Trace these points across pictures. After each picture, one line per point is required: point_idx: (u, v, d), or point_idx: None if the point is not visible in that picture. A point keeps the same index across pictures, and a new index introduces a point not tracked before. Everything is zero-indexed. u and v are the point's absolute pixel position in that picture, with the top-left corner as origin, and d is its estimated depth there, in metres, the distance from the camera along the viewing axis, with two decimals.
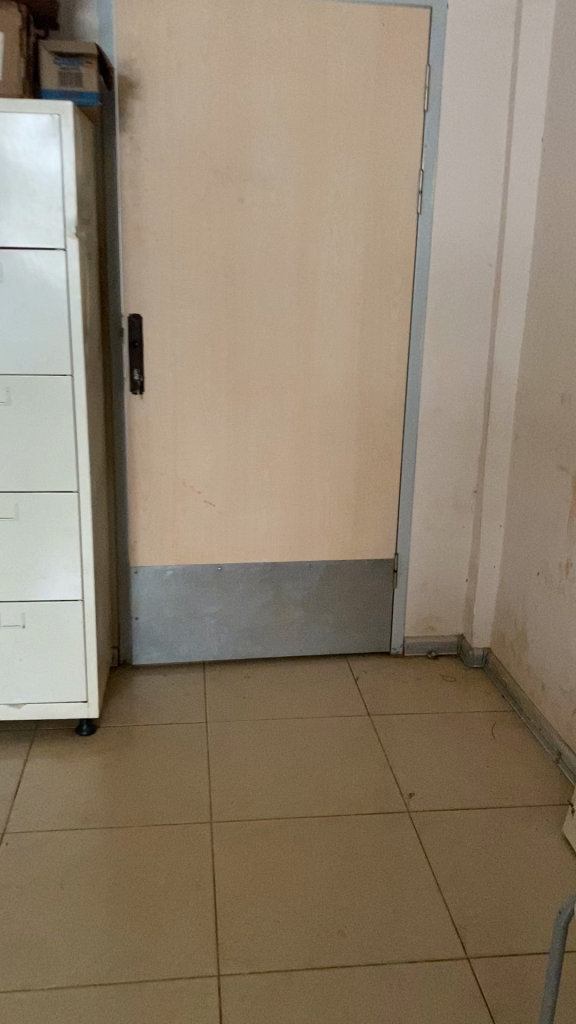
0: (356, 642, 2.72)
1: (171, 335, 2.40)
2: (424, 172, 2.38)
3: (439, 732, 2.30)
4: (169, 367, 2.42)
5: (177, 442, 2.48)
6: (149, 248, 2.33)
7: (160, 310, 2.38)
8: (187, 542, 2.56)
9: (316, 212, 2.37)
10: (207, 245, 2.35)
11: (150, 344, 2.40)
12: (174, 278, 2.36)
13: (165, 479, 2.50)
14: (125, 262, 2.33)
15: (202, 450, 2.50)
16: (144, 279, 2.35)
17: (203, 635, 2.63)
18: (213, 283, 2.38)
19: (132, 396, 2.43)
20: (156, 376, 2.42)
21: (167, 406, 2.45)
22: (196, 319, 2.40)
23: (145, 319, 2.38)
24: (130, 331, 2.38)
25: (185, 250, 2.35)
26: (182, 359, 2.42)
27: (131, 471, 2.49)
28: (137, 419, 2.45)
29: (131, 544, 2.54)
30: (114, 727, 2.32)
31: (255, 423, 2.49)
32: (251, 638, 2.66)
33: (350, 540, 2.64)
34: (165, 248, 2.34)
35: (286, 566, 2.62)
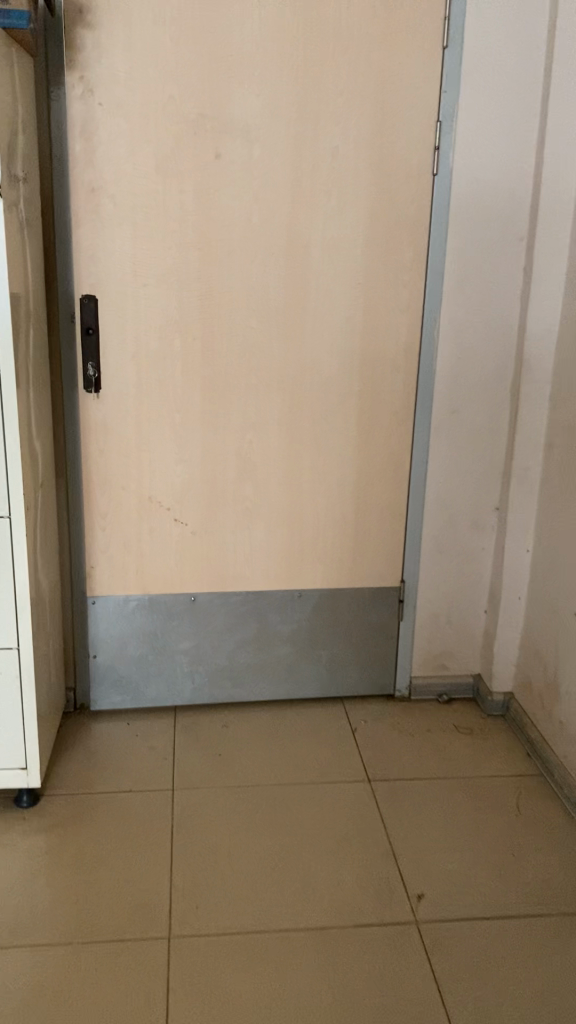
0: (355, 683, 2.32)
1: (134, 322, 1.99)
2: (442, 124, 1.95)
3: (454, 804, 1.91)
4: (131, 360, 2.01)
5: (143, 450, 2.08)
6: (105, 216, 1.92)
7: (120, 291, 1.97)
8: (155, 569, 2.16)
9: (310, 174, 1.95)
10: (178, 212, 1.93)
11: (108, 332, 1.99)
12: (137, 252, 1.95)
13: (128, 493, 2.10)
14: (76, 233, 1.92)
15: (173, 460, 2.09)
16: (100, 254, 1.94)
17: (174, 676, 2.23)
18: (185, 259, 1.97)
19: (86, 395, 2.02)
20: (116, 371, 2.02)
21: (130, 407, 2.04)
22: (165, 303, 1.99)
23: (102, 302, 1.97)
24: (83, 317, 1.97)
25: (151, 219, 1.93)
26: (148, 351, 2.01)
27: (88, 484, 2.08)
28: (94, 422, 2.04)
29: (88, 570, 2.14)
30: (61, 794, 1.92)
31: (236, 427, 2.09)
32: (231, 680, 2.26)
33: (348, 566, 2.24)
34: (126, 217, 1.92)
35: (273, 596, 2.22)
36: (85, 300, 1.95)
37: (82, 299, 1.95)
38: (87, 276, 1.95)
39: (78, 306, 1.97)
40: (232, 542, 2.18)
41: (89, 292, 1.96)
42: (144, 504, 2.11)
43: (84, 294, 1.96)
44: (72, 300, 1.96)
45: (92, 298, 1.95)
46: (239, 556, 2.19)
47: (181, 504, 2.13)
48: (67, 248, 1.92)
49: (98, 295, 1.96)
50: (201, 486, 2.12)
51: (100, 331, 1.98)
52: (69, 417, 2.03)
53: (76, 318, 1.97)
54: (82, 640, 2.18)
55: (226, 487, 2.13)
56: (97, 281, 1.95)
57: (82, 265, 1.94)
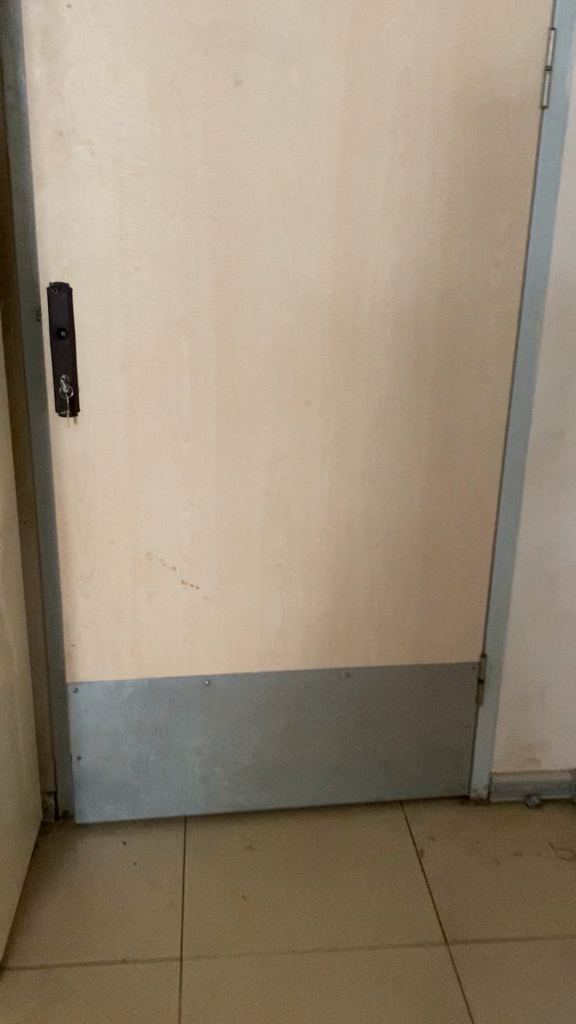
0: (418, 783, 1.79)
1: (124, 321, 1.44)
2: (557, 34, 1.38)
3: (574, 1006, 1.38)
4: (121, 373, 1.47)
5: (139, 492, 1.54)
6: (80, 173, 1.36)
7: (104, 278, 1.41)
8: (157, 646, 1.63)
9: (368, 108, 1.38)
10: (183, 166, 1.37)
11: (87, 333, 1.44)
12: (126, 223, 1.39)
13: (120, 550, 1.56)
14: (39, 197, 1.36)
15: (180, 506, 1.55)
16: (73, 225, 1.38)
17: (183, 780, 1.72)
18: (194, 231, 1.41)
19: (60, 419, 1.48)
20: (100, 388, 1.47)
21: (121, 436, 1.50)
22: (166, 293, 1.43)
23: (78, 293, 1.42)
24: (52, 314, 1.42)
25: (145, 177, 1.37)
26: (144, 359, 1.47)
27: (65, 538, 1.55)
28: (72, 457, 1.50)
29: (68, 649, 1.62)
30: (33, 967, 1.43)
31: (265, 460, 1.55)
32: (256, 782, 1.75)
33: (411, 638, 1.70)
34: (109, 175, 1.36)
35: (312, 679, 1.69)
36: (55, 289, 1.41)
37: (50, 289, 1.41)
38: (56, 257, 1.40)
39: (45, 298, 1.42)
40: (259, 609, 1.64)
41: (60, 278, 1.41)
42: (141, 564, 1.58)
43: (53, 282, 1.41)
44: (36, 292, 1.42)
45: (64, 288, 1.41)
46: (268, 627, 1.65)
47: (192, 563, 1.59)
48: (28, 219, 1.37)
49: (72, 283, 1.41)
50: (217, 538, 1.58)
51: (76, 332, 1.43)
52: (38, 452, 1.49)
53: (43, 314, 1.42)
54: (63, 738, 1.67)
55: (252, 538, 1.59)
56: (70, 264, 1.40)
57: (49, 242, 1.39)
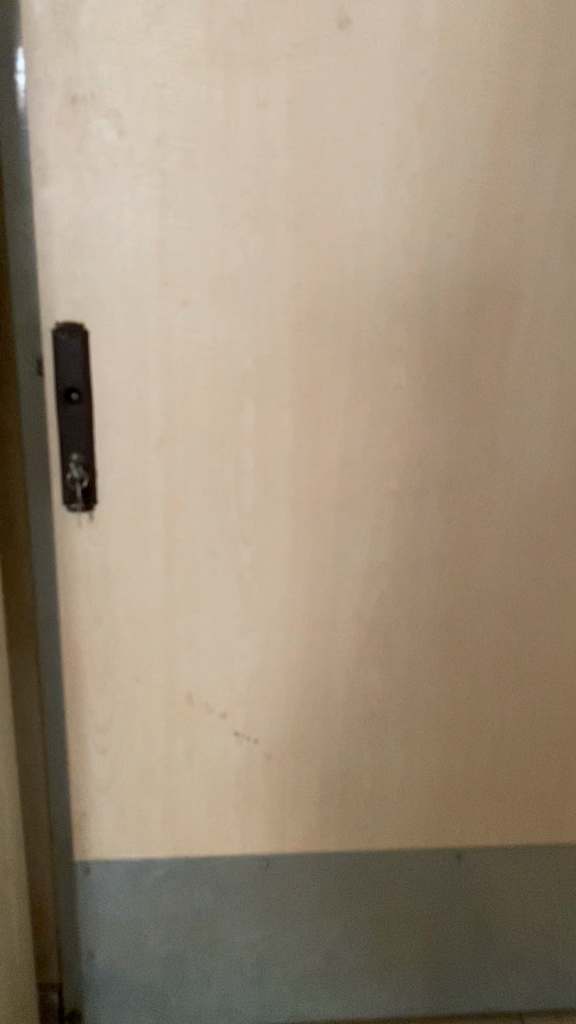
0: (542, 988, 1.34)
1: (164, 379, 0.99)
2: None
3: None
4: (156, 452, 1.02)
5: (179, 616, 1.09)
6: (103, 162, 0.91)
7: (136, 316, 0.96)
8: (199, 816, 1.18)
9: (538, 65, 0.91)
10: (257, 154, 0.91)
11: (110, 395, 0.99)
12: (171, 238, 0.94)
13: (150, 692, 1.12)
14: (43, 197, 0.92)
15: (237, 634, 1.10)
16: (92, 240, 0.93)
17: (230, 981, 1.28)
18: (269, 251, 0.95)
19: (69, 515, 1.03)
20: (128, 472, 1.02)
21: (155, 539, 1.05)
22: (226, 340, 0.98)
23: (97, 338, 0.97)
24: (59, 367, 0.97)
25: (201, 169, 0.92)
26: (191, 433, 1.01)
27: (74, 674, 1.11)
28: (85, 566, 1.06)
29: (76, 818, 1.18)
30: None
31: (357, 574, 1.09)
32: (328, 986, 1.30)
33: (545, 807, 1.24)
34: (146, 165, 0.91)
35: (409, 859, 1.24)
36: (64, 332, 0.96)
37: (56, 331, 0.96)
38: (65, 285, 0.95)
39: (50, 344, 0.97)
40: (341, 771, 1.18)
41: (72, 315, 0.96)
42: (180, 710, 1.13)
43: (61, 322, 0.96)
44: (38, 335, 0.96)
45: (77, 330, 0.96)
46: (352, 793, 1.20)
47: (250, 710, 1.14)
48: (23, 228, 0.92)
49: (89, 323, 0.96)
50: (287, 677, 1.13)
51: (93, 393, 0.99)
52: (38, 561, 1.04)
53: (47, 368, 0.97)
54: (70, 935, 1.22)
55: (336, 678, 1.13)
56: (87, 296, 0.95)
57: (55, 262, 0.94)
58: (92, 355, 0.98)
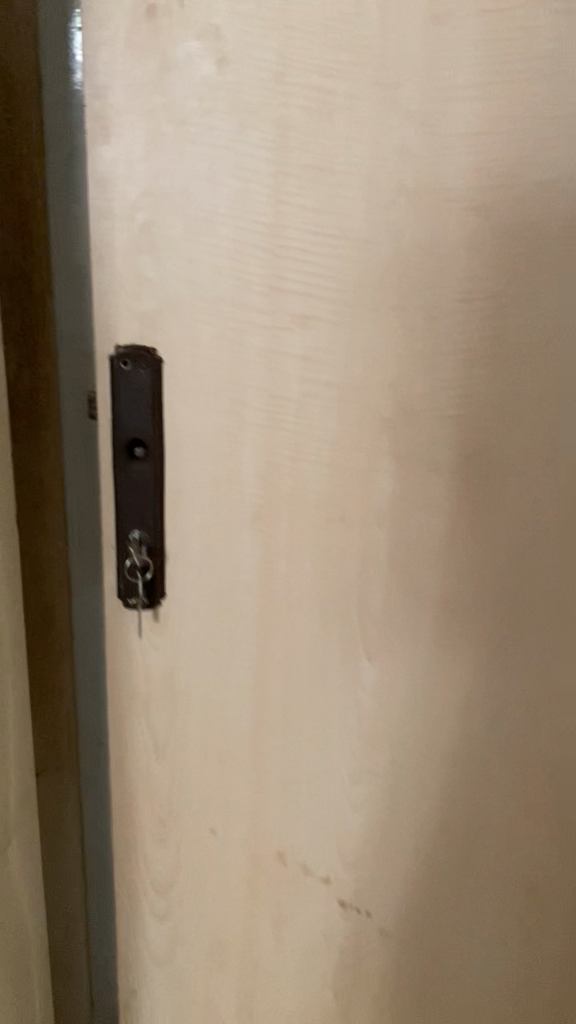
0: None
1: (266, 429, 0.68)
2: None
3: None
4: (250, 533, 0.71)
5: (272, 748, 0.79)
6: (192, 109, 0.61)
7: (229, 339, 0.66)
8: (285, 1006, 0.88)
9: None
10: (426, 92, 0.59)
11: (189, 450, 0.69)
12: (286, 224, 0.63)
13: (227, 843, 0.83)
14: (102, 163, 0.63)
15: (349, 779, 0.79)
16: (171, 227, 0.64)
17: None
18: (433, 244, 0.62)
19: (127, 610, 0.74)
20: (208, 555, 0.72)
21: (243, 648, 0.75)
22: (360, 376, 0.66)
23: (173, 370, 0.67)
24: (118, 411, 0.68)
25: (337, 119, 0.60)
26: (300, 508, 0.70)
27: (128, 813, 0.83)
28: (147, 678, 0.77)
29: (126, 985, 0.90)
30: None
31: (534, 726, 0.73)
32: None
33: None
34: (255, 114, 0.60)
35: None
36: (127, 361, 0.67)
37: (115, 360, 0.67)
38: (131, 291, 0.66)
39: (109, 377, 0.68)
40: (487, 991, 0.83)
41: (139, 336, 0.67)
42: (266, 867, 0.83)
43: (122, 347, 0.67)
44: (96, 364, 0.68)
45: (146, 359, 0.67)
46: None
47: (363, 882, 0.82)
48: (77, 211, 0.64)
49: (163, 349, 0.67)
50: (416, 847, 0.80)
51: (164, 448, 0.69)
52: None
53: (101, 411, 0.69)
54: None
55: (489, 858, 0.78)
56: (161, 308, 0.66)
57: (118, 258, 0.65)
58: (166, 394, 0.68)
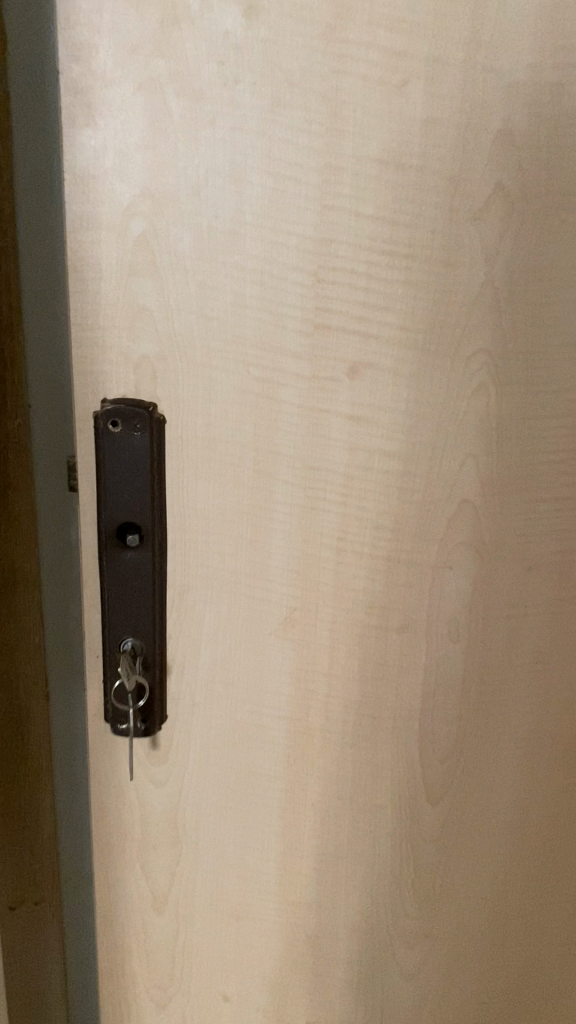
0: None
1: (303, 510, 0.51)
2: None
3: None
4: (281, 644, 0.54)
5: (302, 903, 0.62)
6: (210, 78, 0.42)
7: (254, 393, 0.48)
8: None
9: None
10: (540, 62, 0.42)
11: (197, 535, 0.52)
12: (339, 239, 0.45)
13: (242, 1011, 0.66)
14: (83, 151, 0.44)
15: (399, 937, 0.63)
16: (179, 242, 0.45)
17: None
18: (540, 269, 0.46)
19: (117, 739, 0.57)
20: (223, 670, 0.55)
21: (269, 785, 0.58)
22: (433, 443, 0.49)
23: (181, 434, 0.50)
24: (105, 489, 0.50)
25: (416, 93, 0.42)
26: (348, 613, 0.53)
27: (118, 982, 0.65)
28: (142, 818, 0.60)
29: None
30: None
31: None
32: None
33: None
34: (298, 84, 0.42)
35: None
36: (116, 423, 0.49)
37: (99, 420, 0.49)
38: (125, 329, 0.47)
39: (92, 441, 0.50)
40: None
41: (134, 390, 0.49)
42: None
43: (110, 403, 0.49)
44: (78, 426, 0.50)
45: (141, 419, 0.49)
46: None
47: None
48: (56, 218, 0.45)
49: (166, 407, 0.49)
50: (480, 996, 0.66)
51: (167, 533, 0.52)
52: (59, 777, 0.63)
53: (83, 483, 0.51)
54: None
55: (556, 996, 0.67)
56: (163, 352, 0.48)
57: (104, 282, 0.46)
58: (167, 462, 0.50)
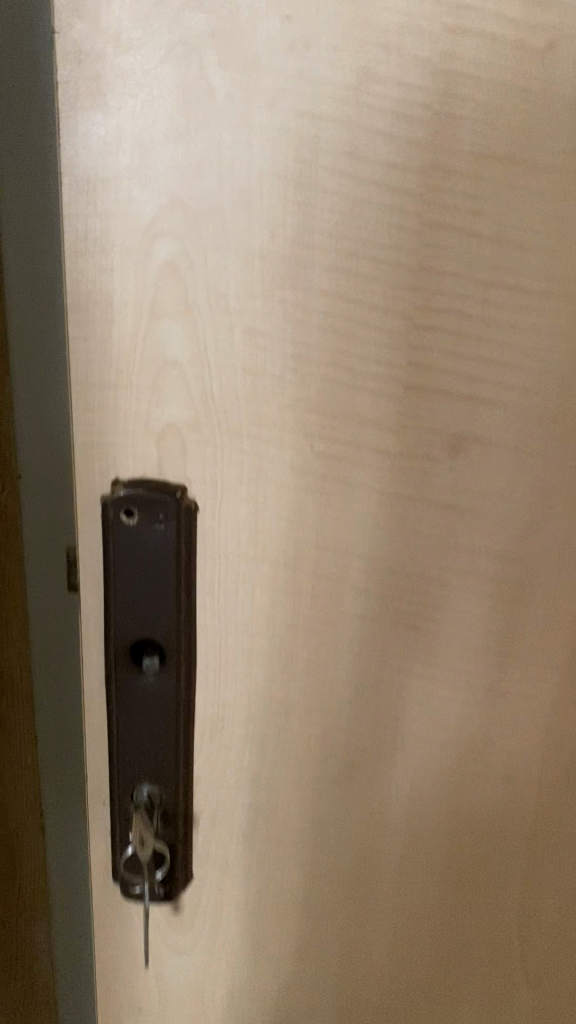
0: None
1: (378, 627, 0.38)
2: None
3: None
4: (344, 790, 0.42)
5: None
6: (269, 39, 0.30)
7: (319, 473, 0.36)
8: None
9: None
10: None
11: (238, 657, 0.39)
12: (442, 270, 0.33)
13: None
14: (90, 146, 0.31)
15: None
16: (221, 274, 0.33)
17: None
18: None
19: (129, 905, 0.44)
20: (266, 822, 0.42)
21: (323, 953, 0.46)
22: (557, 540, 0.37)
23: (217, 526, 0.37)
24: (116, 597, 0.37)
25: (565, 65, 0.30)
26: (433, 755, 0.41)
27: None
28: (160, 997, 0.47)
29: None
30: None
31: None
32: None
33: None
34: (397, 51, 0.30)
35: None
36: (131, 513, 0.36)
37: (109, 509, 0.36)
38: (147, 387, 0.35)
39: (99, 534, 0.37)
40: None
41: (156, 468, 0.36)
42: None
43: (123, 485, 0.36)
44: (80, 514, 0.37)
45: (165, 507, 0.36)
46: None
47: None
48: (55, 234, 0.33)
49: (199, 491, 0.36)
50: None
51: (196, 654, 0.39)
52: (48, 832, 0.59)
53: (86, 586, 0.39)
54: None
55: None
56: (197, 419, 0.35)
57: (118, 324, 0.34)
58: (197, 564, 0.37)
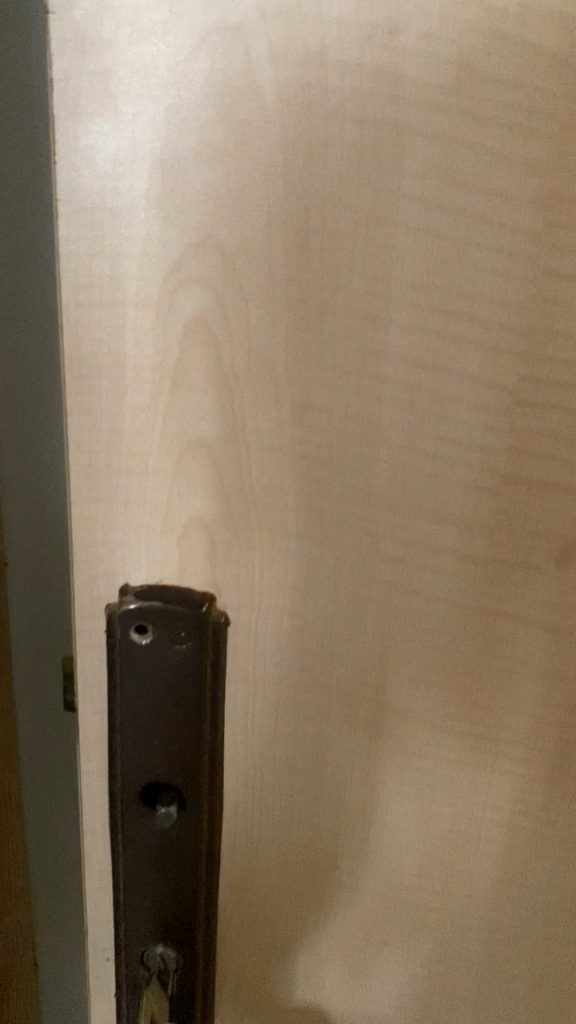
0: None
1: (452, 748, 0.31)
2: None
3: None
4: (400, 925, 0.35)
5: None
6: (339, 22, 0.22)
7: (387, 580, 0.28)
8: None
9: None
10: None
11: (277, 789, 0.32)
12: (558, 330, 0.25)
13: None
14: (97, 165, 0.23)
15: None
16: (266, 332, 0.25)
17: None
18: None
19: None
20: (310, 964, 0.36)
21: None
22: None
23: (252, 642, 0.29)
24: (125, 727, 0.30)
25: None
26: (513, 891, 0.34)
27: None
28: None
29: None
30: None
31: None
32: None
33: None
34: (510, 40, 0.23)
35: None
36: (145, 629, 0.28)
37: (116, 624, 0.28)
38: (169, 476, 0.27)
39: (102, 650, 0.30)
40: None
41: (176, 573, 0.28)
42: None
43: (133, 594, 0.28)
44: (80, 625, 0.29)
45: (188, 624, 0.28)
46: None
47: None
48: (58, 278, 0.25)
49: (231, 599, 0.29)
50: None
51: (222, 790, 0.31)
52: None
53: (88, 710, 0.31)
54: None
55: None
56: (230, 515, 0.27)
57: (134, 396, 0.26)
58: (227, 686, 0.30)
